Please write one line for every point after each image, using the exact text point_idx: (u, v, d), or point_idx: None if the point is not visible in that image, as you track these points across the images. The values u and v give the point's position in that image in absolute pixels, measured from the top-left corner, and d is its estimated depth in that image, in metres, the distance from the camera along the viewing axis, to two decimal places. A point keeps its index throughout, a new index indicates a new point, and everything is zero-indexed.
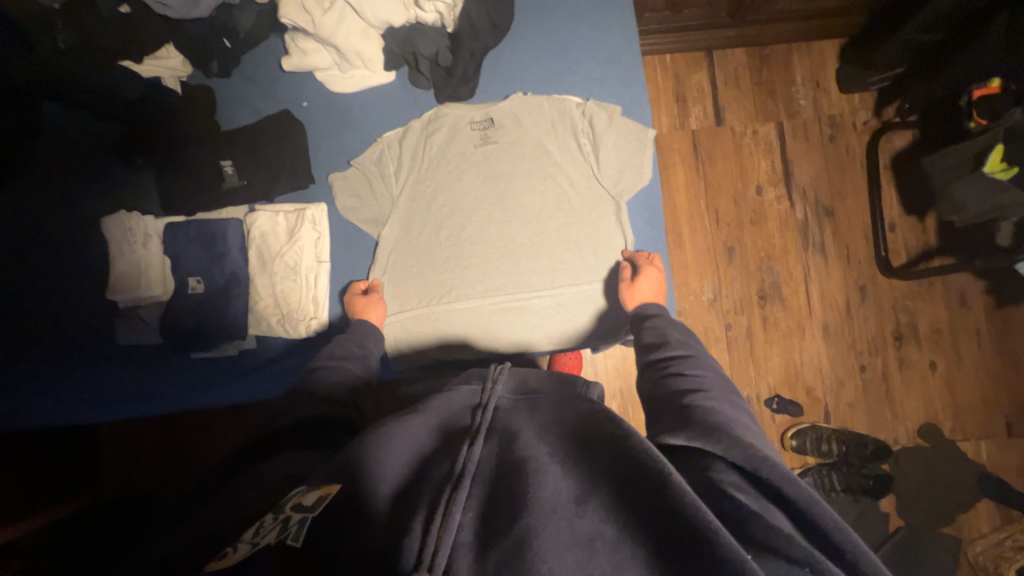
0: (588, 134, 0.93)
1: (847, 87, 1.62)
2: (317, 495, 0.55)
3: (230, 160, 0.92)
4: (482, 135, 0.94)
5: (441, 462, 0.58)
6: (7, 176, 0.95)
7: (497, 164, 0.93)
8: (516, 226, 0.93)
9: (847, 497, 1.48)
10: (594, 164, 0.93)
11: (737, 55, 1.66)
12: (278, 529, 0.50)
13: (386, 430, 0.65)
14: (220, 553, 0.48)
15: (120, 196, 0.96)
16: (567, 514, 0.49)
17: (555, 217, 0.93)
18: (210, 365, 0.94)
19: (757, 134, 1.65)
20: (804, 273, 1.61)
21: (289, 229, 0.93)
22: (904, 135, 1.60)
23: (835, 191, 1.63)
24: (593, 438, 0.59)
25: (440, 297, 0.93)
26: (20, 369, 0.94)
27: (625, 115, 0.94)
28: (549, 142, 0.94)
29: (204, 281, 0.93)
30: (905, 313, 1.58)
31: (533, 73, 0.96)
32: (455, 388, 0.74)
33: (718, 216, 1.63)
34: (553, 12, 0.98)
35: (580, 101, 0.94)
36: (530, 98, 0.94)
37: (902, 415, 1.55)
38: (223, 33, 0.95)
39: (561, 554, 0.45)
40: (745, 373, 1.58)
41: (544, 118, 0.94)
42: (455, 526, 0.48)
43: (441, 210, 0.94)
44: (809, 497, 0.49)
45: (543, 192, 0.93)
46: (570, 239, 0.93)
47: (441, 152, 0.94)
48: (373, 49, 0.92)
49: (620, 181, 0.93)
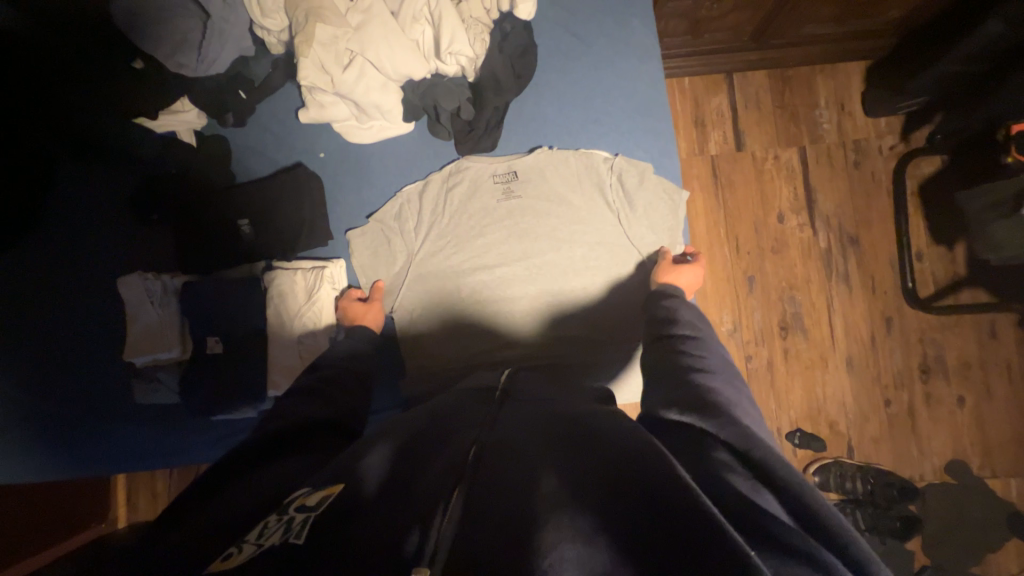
0: (617, 189, 0.90)
1: (873, 111, 1.56)
2: (320, 495, 0.53)
3: (246, 219, 0.90)
4: (505, 188, 0.91)
5: (443, 456, 0.59)
6: (29, 233, 0.95)
7: (521, 217, 0.91)
8: (537, 274, 0.91)
9: (872, 536, 1.45)
10: (623, 221, 0.90)
11: (759, 78, 1.61)
12: (282, 530, 0.48)
13: (398, 429, 0.67)
14: (224, 553, 0.45)
15: (137, 252, 0.94)
16: (570, 509, 0.48)
17: (580, 274, 0.91)
18: (227, 426, 0.91)
19: (778, 160, 1.61)
20: (827, 303, 1.57)
21: (308, 288, 0.88)
22: (933, 160, 1.55)
23: (860, 218, 1.58)
24: (597, 432, 0.59)
25: (460, 319, 0.91)
26: (41, 426, 0.94)
27: (656, 172, 0.91)
28: (575, 198, 0.91)
29: (222, 341, 0.89)
30: (932, 345, 1.54)
31: (557, 123, 0.93)
32: (465, 382, 0.79)
33: (738, 245, 1.59)
34: (576, 58, 0.94)
35: (608, 156, 0.91)
36: (555, 152, 0.91)
37: (929, 451, 1.50)
38: (239, 85, 0.93)
39: (561, 548, 0.44)
40: (765, 405, 1.54)
41: (571, 173, 0.91)
42: (451, 517, 0.50)
43: (464, 263, 0.91)
44: (798, 480, 0.49)
45: (571, 248, 0.90)
46: (598, 301, 0.91)
47: (463, 206, 0.92)
48: (393, 101, 0.88)
49: (650, 241, 0.90)
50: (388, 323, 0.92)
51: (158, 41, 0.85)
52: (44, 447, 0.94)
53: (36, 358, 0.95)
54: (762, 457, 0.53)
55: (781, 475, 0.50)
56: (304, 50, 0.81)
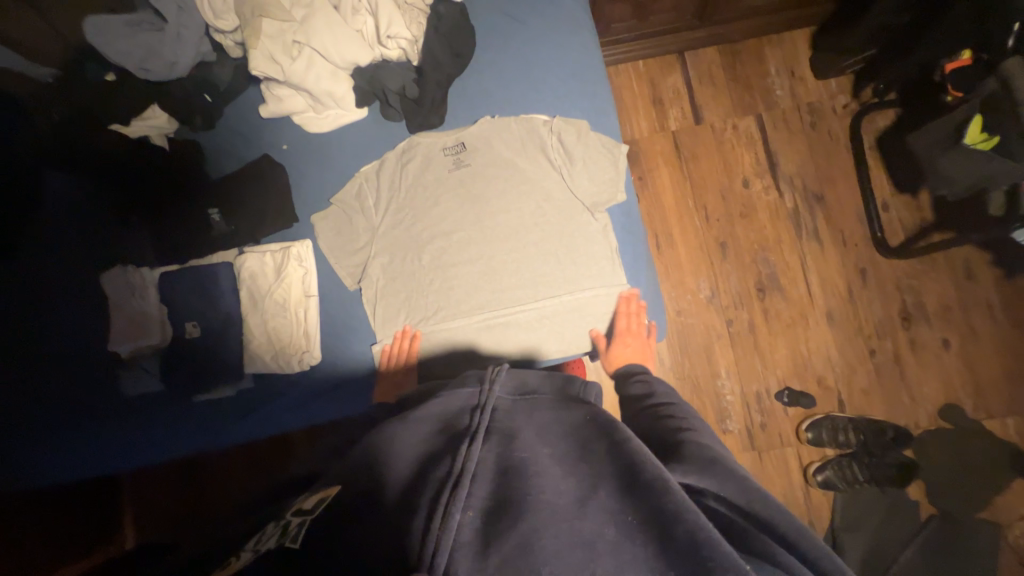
0: (558, 149, 0.98)
1: (823, 73, 1.62)
2: (315, 500, 0.60)
3: (217, 209, 0.97)
4: (456, 159, 1.00)
5: (442, 461, 0.59)
6: (13, 245, 1.00)
7: (473, 186, 0.99)
8: (496, 242, 0.98)
9: (873, 488, 1.43)
10: (567, 177, 0.98)
11: (709, 54, 1.68)
12: (278, 535, 0.55)
13: (392, 439, 0.67)
14: (227, 560, 0.54)
15: (116, 252, 1.00)
16: (568, 516, 0.52)
17: (533, 231, 0.98)
18: (209, 407, 0.96)
19: (737, 129, 1.66)
20: (801, 261, 1.59)
21: (276, 267, 0.96)
22: (885, 114, 1.60)
23: (823, 176, 1.62)
24: (591, 439, 0.62)
25: (425, 300, 0.98)
26: (28, 429, 0.97)
27: (594, 130, 0.98)
28: (521, 161, 0.99)
29: (200, 325, 0.96)
30: (910, 292, 1.55)
31: (498, 95, 1.01)
32: (453, 390, 0.74)
33: (707, 213, 1.63)
34: (512, 36, 1.02)
35: (547, 119, 0.99)
36: (498, 120, 0.99)
37: (921, 398, 1.50)
38: (203, 89, 1.01)
39: (560, 554, 0.49)
40: (752, 367, 1.55)
41: (514, 138, 1.00)
42: (454, 525, 0.51)
43: (423, 234, 0.99)
44: (796, 525, 0.54)
45: (519, 206, 0.98)
46: (549, 253, 0.97)
47: (417, 178, 1.00)
48: (344, 89, 0.97)
49: (593, 192, 0.97)
50: (356, 294, 0.98)
51: (126, 52, 0.94)
52: (31, 448, 0.97)
53: (24, 361, 0.99)
54: (766, 511, 0.55)
55: (782, 524, 0.54)
56: (255, 43, 0.92)
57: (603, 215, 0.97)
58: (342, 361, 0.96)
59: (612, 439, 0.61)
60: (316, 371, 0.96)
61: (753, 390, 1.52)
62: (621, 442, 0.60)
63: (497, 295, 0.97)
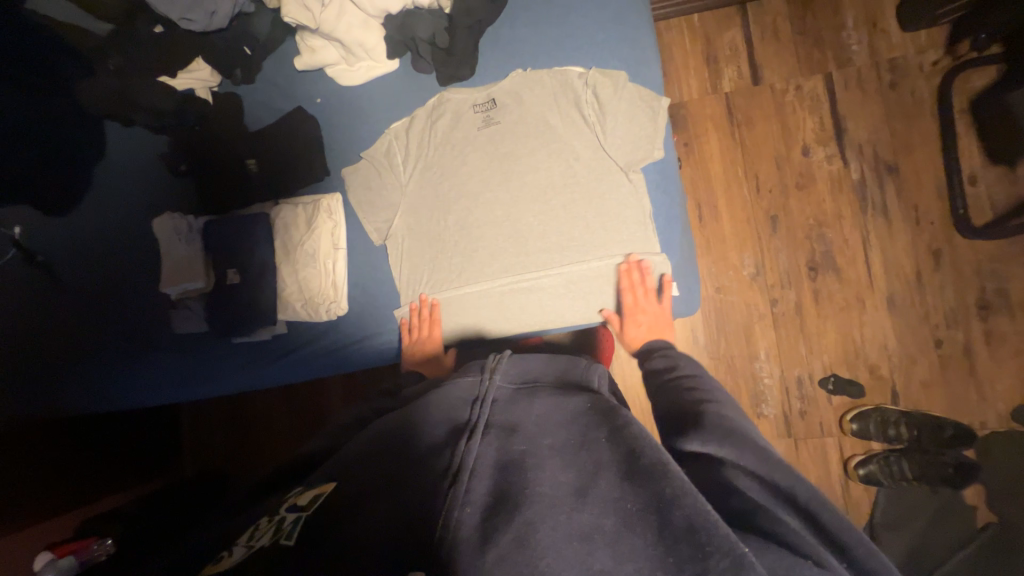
0: (592, 104, 0.93)
1: (910, 24, 1.42)
2: (311, 495, 0.62)
3: (253, 157, 1.02)
4: (485, 116, 0.97)
5: (445, 454, 0.61)
6: (80, 191, 1.10)
7: (501, 144, 0.96)
8: (522, 205, 0.95)
9: (922, 487, 1.33)
10: (600, 134, 0.93)
11: (776, 5, 1.51)
12: (272, 532, 0.57)
13: (397, 426, 0.70)
14: (218, 557, 0.57)
15: (168, 199, 1.07)
16: (565, 507, 0.51)
17: (561, 192, 0.94)
18: (251, 348, 1.04)
19: (801, 89, 1.49)
20: (862, 240, 1.44)
21: (308, 218, 0.99)
22: (984, 72, 1.38)
23: (898, 144, 1.44)
24: (591, 428, 0.62)
25: (448, 264, 0.98)
26: (97, 358, 1.09)
27: (633, 82, 0.92)
28: (552, 118, 0.95)
29: (239, 272, 1.01)
30: (992, 278, 1.37)
31: (532, 46, 0.96)
32: (456, 379, 0.78)
33: (758, 183, 1.50)
34: None
35: (582, 71, 0.93)
36: (530, 74, 0.95)
37: (991, 396, 1.35)
38: (243, 41, 1.03)
39: (558, 548, 0.48)
40: (795, 351, 1.45)
41: (547, 92, 0.95)
42: (454, 522, 0.53)
43: (448, 194, 0.98)
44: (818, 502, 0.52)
45: (548, 166, 0.94)
46: (577, 216, 0.93)
47: (446, 136, 0.98)
48: (376, 39, 0.95)
49: (628, 151, 0.91)
50: (383, 250, 1.00)
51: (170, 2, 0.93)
52: (103, 376, 1.09)
53: (94, 300, 1.09)
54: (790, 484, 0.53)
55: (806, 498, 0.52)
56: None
57: (638, 174, 0.92)
58: (368, 312, 1.01)
59: (611, 424, 0.62)
60: (344, 322, 1.01)
61: (793, 374, 1.43)
62: (619, 429, 0.60)
63: (523, 258, 0.95)
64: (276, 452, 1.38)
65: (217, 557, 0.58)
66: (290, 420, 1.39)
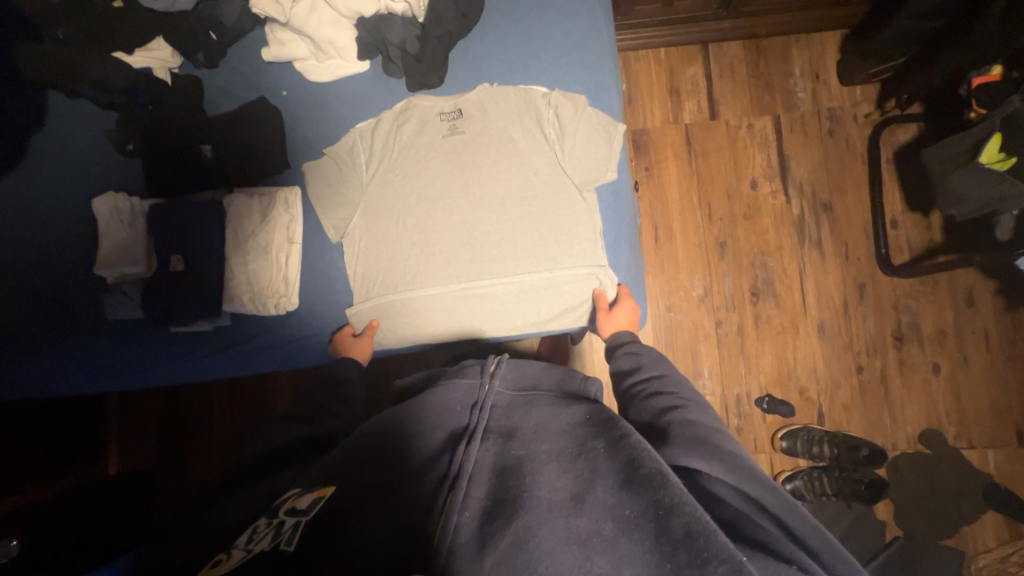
0: (553, 123, 0.97)
1: (846, 79, 1.57)
2: (311, 498, 0.62)
3: (208, 143, 1.01)
4: (451, 125, 0.99)
5: (443, 460, 0.63)
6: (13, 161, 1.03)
7: (464, 153, 0.98)
8: (482, 214, 0.97)
9: (839, 502, 1.43)
10: (559, 152, 0.97)
11: (733, 48, 1.64)
12: (271, 536, 0.56)
13: (394, 430, 0.70)
14: (217, 559, 0.57)
15: (111, 178, 1.02)
16: (563, 512, 0.54)
17: (519, 204, 0.97)
18: (192, 340, 1.01)
19: (752, 128, 1.61)
20: (799, 270, 1.56)
21: (263, 210, 0.97)
22: (907, 128, 1.54)
23: (833, 185, 1.58)
24: (587, 435, 0.65)
25: (402, 266, 0.98)
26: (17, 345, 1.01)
27: (592, 106, 0.97)
28: (515, 132, 0.98)
29: (184, 261, 0.97)
30: (906, 313, 1.52)
31: (501, 63, 1.00)
32: (453, 383, 0.77)
33: (710, 211, 1.60)
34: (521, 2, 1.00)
35: (545, 92, 0.98)
36: (496, 89, 0.99)
37: (902, 420, 1.48)
38: (208, 26, 1.00)
39: (557, 553, 0.50)
40: (735, 370, 1.54)
41: (511, 107, 0.98)
42: (451, 529, 0.54)
43: (409, 198, 0.99)
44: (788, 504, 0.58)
45: (509, 177, 0.98)
46: (533, 228, 0.97)
47: (410, 140, 1.00)
48: (346, 39, 0.96)
49: (584, 170, 0.96)
50: (338, 248, 1.00)
51: None
52: (23, 366, 1.01)
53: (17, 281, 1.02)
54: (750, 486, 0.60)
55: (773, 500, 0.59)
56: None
57: (591, 193, 0.97)
58: (318, 309, 1.00)
59: (609, 433, 0.64)
60: (294, 319, 1.00)
61: (732, 392, 1.52)
62: (618, 437, 0.63)
63: (478, 263, 0.97)
64: (213, 452, 1.35)
65: (215, 557, 0.58)
66: (228, 415, 1.35)
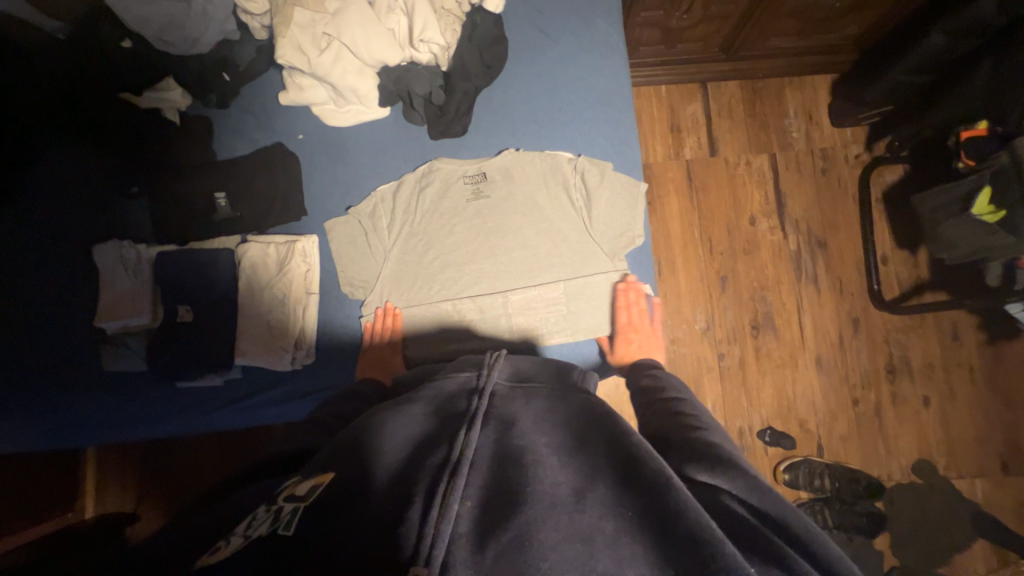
0: (580, 188, 1.03)
1: (838, 121, 1.64)
2: (309, 485, 0.56)
3: (223, 192, 1.02)
4: (475, 188, 1.05)
5: (439, 445, 0.57)
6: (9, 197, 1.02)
7: (489, 219, 1.04)
8: (508, 275, 1.02)
9: (841, 534, 1.46)
10: (587, 219, 1.03)
11: (732, 87, 1.68)
12: (269, 521, 0.50)
13: (386, 422, 0.63)
14: (213, 547, 0.49)
15: (121, 225, 1.04)
16: (566, 508, 0.48)
17: (546, 270, 1.02)
18: (197, 393, 0.99)
19: (750, 165, 1.66)
20: (797, 304, 1.61)
21: (279, 260, 1.00)
22: (895, 169, 1.62)
23: (827, 222, 1.64)
24: (588, 431, 0.60)
25: (433, 328, 1.02)
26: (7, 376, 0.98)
27: (617, 171, 1.03)
28: (541, 198, 1.04)
29: (192, 310, 0.99)
30: (897, 346, 1.58)
31: (515, 121, 1.06)
32: (449, 376, 0.73)
33: (711, 246, 1.63)
34: (532, 59, 1.07)
35: (572, 156, 1.04)
36: (522, 154, 1.04)
37: (895, 450, 1.53)
38: (223, 67, 1.05)
39: (559, 548, 0.45)
40: (737, 403, 1.56)
41: (536, 172, 1.04)
42: (451, 517, 0.48)
43: (434, 261, 1.04)
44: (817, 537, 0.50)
45: (536, 243, 1.03)
46: (556, 295, 1.02)
47: (433, 205, 1.05)
48: (368, 87, 1.02)
49: (613, 239, 1.02)
50: (357, 306, 1.02)
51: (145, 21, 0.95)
52: (14, 413, 0.96)
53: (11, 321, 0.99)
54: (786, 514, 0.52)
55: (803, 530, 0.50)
56: (285, 30, 0.96)
57: (622, 262, 1.02)
58: (336, 359, 1.00)
59: (611, 434, 0.58)
60: (312, 368, 1.00)
61: (735, 425, 1.54)
62: (620, 436, 0.57)
63: (507, 329, 1.01)
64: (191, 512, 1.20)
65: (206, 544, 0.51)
66: (215, 471, 1.21)
